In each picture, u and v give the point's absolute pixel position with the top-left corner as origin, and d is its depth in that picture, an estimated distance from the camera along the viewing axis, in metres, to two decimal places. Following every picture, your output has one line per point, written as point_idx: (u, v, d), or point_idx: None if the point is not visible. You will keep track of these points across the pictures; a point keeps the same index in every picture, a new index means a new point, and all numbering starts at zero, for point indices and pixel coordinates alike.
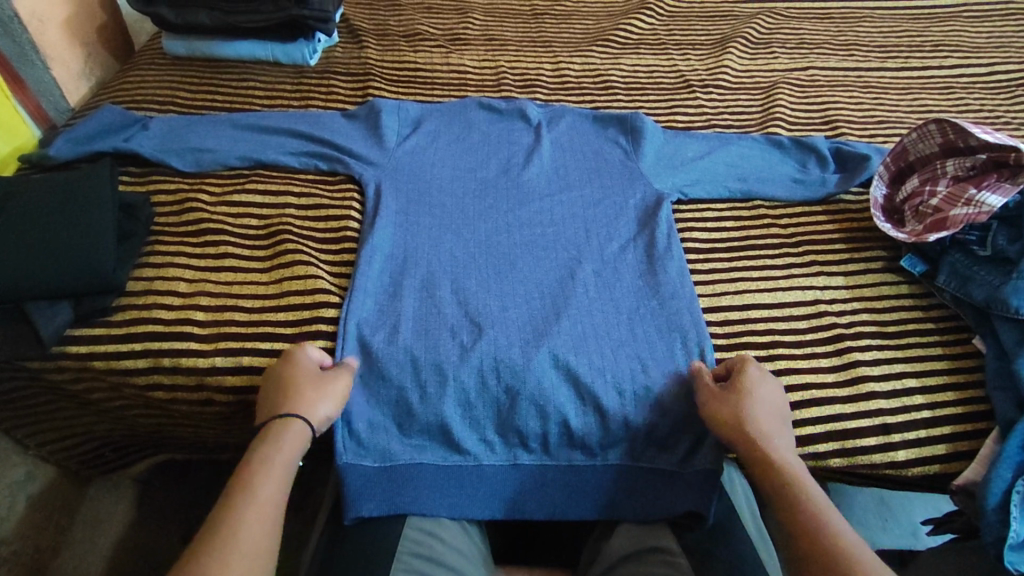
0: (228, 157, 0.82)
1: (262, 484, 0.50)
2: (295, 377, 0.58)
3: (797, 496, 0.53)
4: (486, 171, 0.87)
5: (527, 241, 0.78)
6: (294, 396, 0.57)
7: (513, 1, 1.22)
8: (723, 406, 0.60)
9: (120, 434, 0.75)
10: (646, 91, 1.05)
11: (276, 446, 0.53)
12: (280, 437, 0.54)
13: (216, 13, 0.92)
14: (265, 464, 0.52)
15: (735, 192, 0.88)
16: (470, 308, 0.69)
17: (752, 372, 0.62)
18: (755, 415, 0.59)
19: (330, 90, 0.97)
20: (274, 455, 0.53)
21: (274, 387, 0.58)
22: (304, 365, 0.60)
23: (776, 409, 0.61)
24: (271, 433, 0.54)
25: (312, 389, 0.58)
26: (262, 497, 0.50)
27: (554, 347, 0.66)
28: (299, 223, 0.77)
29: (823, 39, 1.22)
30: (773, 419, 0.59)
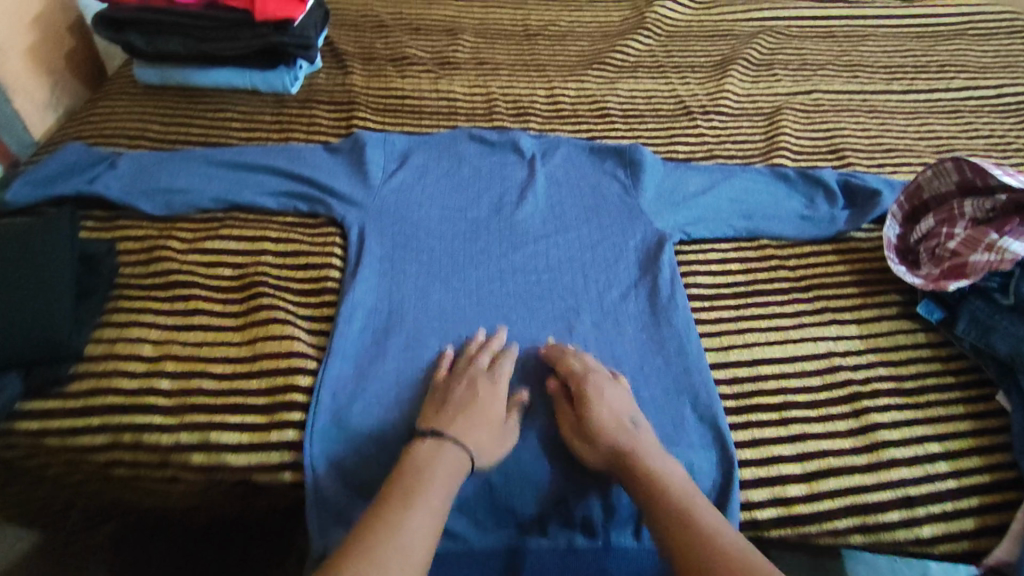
0: (201, 199, 0.77)
1: (422, 498, 0.51)
2: (491, 403, 0.60)
3: (668, 504, 0.52)
4: (478, 211, 0.83)
5: (519, 291, 0.74)
6: (481, 423, 0.58)
7: (504, 21, 1.18)
8: (584, 446, 0.59)
9: (83, 503, 0.70)
10: (645, 119, 1.00)
11: (443, 462, 0.54)
12: (453, 455, 0.55)
13: (191, 41, 0.86)
14: (427, 478, 0.53)
15: (740, 231, 0.84)
16: None
17: (582, 371, 0.62)
18: (598, 424, 0.58)
19: (312, 121, 0.92)
20: (438, 469, 0.54)
21: (466, 396, 0.60)
22: (500, 393, 0.62)
23: (627, 414, 0.59)
24: (444, 444, 0.56)
25: (496, 424, 0.59)
26: (421, 510, 0.50)
27: (536, 419, 0.63)
28: (275, 271, 0.72)
29: (826, 59, 1.18)
30: (619, 421, 0.58)
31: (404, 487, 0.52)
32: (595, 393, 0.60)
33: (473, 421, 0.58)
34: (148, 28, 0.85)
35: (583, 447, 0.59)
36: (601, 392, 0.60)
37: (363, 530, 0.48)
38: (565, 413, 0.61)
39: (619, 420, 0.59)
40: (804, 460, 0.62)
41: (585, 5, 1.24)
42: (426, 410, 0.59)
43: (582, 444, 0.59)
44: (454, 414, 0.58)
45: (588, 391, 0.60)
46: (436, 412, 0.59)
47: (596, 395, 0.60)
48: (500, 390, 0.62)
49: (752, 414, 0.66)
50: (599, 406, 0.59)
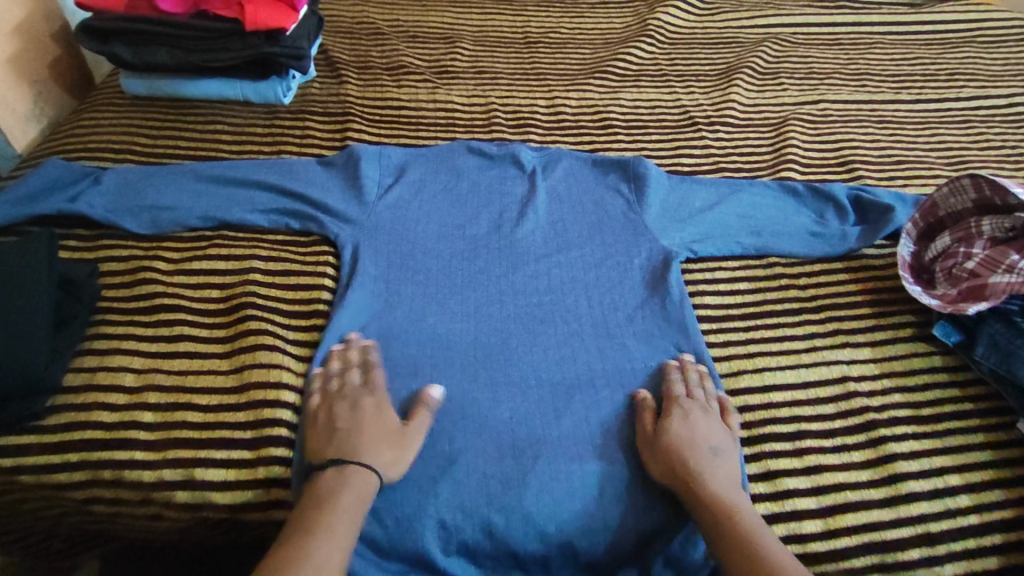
0: (189, 217, 0.74)
1: (325, 531, 0.50)
2: (380, 415, 0.58)
3: (733, 536, 0.52)
4: (477, 228, 0.80)
5: (521, 313, 0.71)
6: (379, 439, 0.56)
7: (504, 28, 1.15)
8: (655, 461, 0.59)
9: (64, 536, 0.67)
10: (648, 131, 0.98)
11: (346, 487, 0.53)
12: (354, 480, 0.53)
13: (179, 52, 0.83)
14: (333, 508, 0.52)
15: (749, 248, 0.81)
16: (457, 406, 0.62)
17: (681, 398, 0.62)
18: (676, 448, 0.58)
19: (306, 132, 0.89)
20: (342, 498, 0.52)
21: (350, 415, 0.57)
22: (385, 402, 0.59)
23: (715, 439, 0.59)
24: (345, 470, 0.54)
25: (393, 436, 0.57)
26: (326, 545, 0.49)
27: (555, 455, 0.60)
28: (264, 290, 0.69)
29: (833, 67, 1.15)
30: (703, 449, 0.58)
31: (310, 520, 0.51)
32: (684, 418, 0.60)
33: (367, 440, 0.56)
34: (134, 39, 0.82)
35: (654, 460, 0.59)
36: (690, 417, 0.61)
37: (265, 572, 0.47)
38: (645, 430, 0.61)
39: (702, 447, 0.59)
40: (819, 494, 0.60)
41: (586, 12, 1.21)
42: (311, 437, 0.56)
43: (653, 458, 0.59)
44: (348, 436, 0.56)
45: (677, 417, 0.61)
46: (325, 437, 0.56)
47: (685, 421, 0.60)
48: (383, 400, 0.59)
49: (762, 444, 0.63)
50: (684, 431, 0.59)
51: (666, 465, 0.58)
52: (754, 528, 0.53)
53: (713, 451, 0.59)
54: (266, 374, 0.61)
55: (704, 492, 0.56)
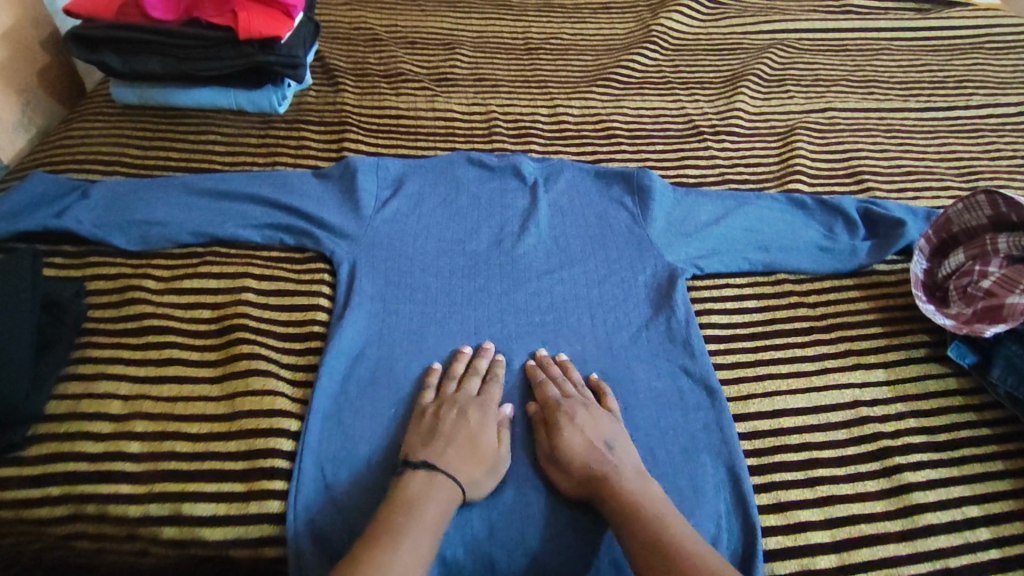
0: (180, 233, 0.72)
1: (411, 534, 0.50)
2: (484, 431, 0.59)
3: (643, 535, 0.51)
4: (477, 243, 0.77)
5: (522, 333, 0.69)
6: (474, 459, 0.56)
7: (504, 34, 1.12)
8: (557, 471, 0.58)
9: None
10: (652, 141, 0.96)
11: (439, 492, 0.53)
12: (440, 492, 0.53)
13: (170, 61, 0.81)
14: (418, 515, 0.51)
15: (756, 264, 0.79)
16: None
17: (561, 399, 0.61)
18: (572, 451, 0.57)
19: (301, 143, 0.87)
20: (429, 503, 0.52)
21: (456, 424, 0.58)
22: (492, 420, 0.60)
23: (608, 435, 0.59)
24: (433, 476, 0.54)
25: (489, 457, 0.57)
26: (411, 548, 0.49)
27: (540, 486, 0.59)
28: (257, 311, 0.67)
29: (839, 74, 1.12)
30: (593, 446, 0.57)
31: (394, 521, 0.51)
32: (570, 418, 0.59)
33: (470, 453, 0.56)
34: (124, 47, 0.80)
35: (554, 471, 0.58)
36: (574, 417, 0.59)
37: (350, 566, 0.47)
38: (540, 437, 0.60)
39: (595, 445, 0.58)
40: (832, 527, 0.58)
41: (588, 17, 1.19)
42: (414, 430, 0.58)
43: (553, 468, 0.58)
44: (447, 445, 0.57)
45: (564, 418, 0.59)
46: (425, 435, 0.57)
47: (571, 422, 0.59)
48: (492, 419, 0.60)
49: (770, 474, 0.61)
50: (573, 432, 0.58)
51: (572, 470, 0.57)
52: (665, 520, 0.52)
53: (607, 446, 0.58)
54: (258, 402, 0.59)
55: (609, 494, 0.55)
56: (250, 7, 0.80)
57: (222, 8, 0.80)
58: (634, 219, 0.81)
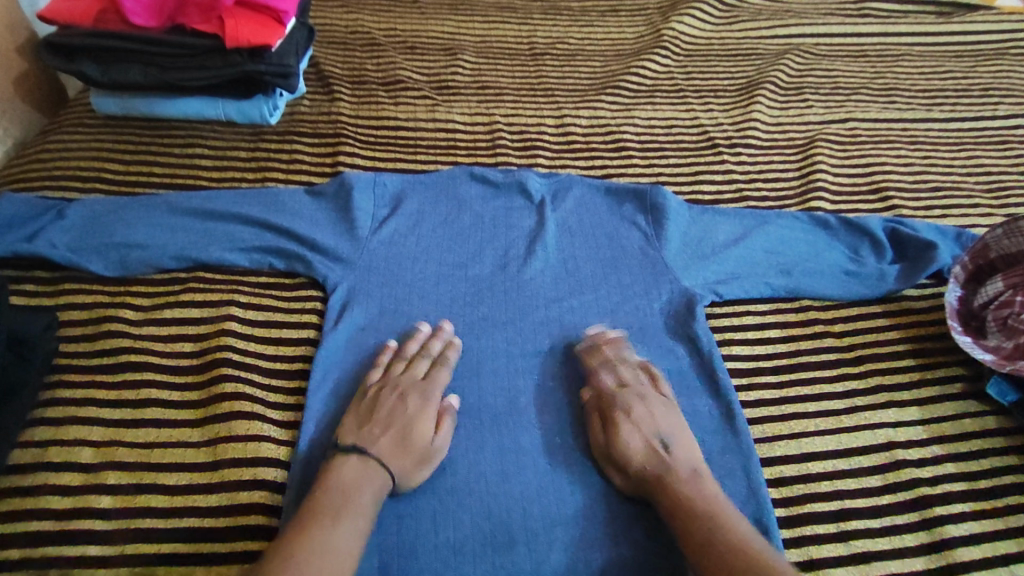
0: (161, 258, 0.67)
1: (342, 522, 0.49)
2: (419, 414, 0.58)
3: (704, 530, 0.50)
4: (480, 267, 0.73)
5: (529, 366, 0.66)
6: (411, 446, 0.56)
7: (508, 38, 1.07)
8: (612, 461, 0.58)
9: None
10: (664, 153, 0.91)
11: (368, 483, 0.53)
12: (375, 484, 0.53)
13: (153, 70, 0.76)
14: (350, 502, 0.51)
15: (780, 289, 0.74)
16: (461, 484, 0.58)
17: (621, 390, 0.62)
18: (628, 448, 0.57)
19: (293, 157, 0.82)
20: (361, 493, 0.52)
21: (392, 409, 0.58)
22: (432, 403, 0.60)
23: (664, 431, 0.58)
24: (367, 467, 0.53)
25: (422, 447, 0.56)
26: (343, 535, 0.48)
27: (568, 523, 0.57)
28: (242, 343, 0.64)
29: (859, 82, 1.07)
30: (650, 443, 0.58)
31: (326, 509, 0.50)
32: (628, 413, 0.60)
33: (399, 443, 0.56)
34: (103, 55, 0.75)
35: (609, 460, 0.59)
36: (631, 412, 0.60)
37: (280, 551, 0.46)
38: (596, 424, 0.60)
39: (649, 441, 0.58)
40: None
41: (596, 20, 1.14)
42: (353, 412, 0.58)
43: (608, 456, 0.59)
44: (376, 435, 0.56)
45: (619, 412, 0.60)
46: (361, 419, 0.57)
47: (628, 417, 0.59)
48: (432, 400, 0.60)
49: (801, 527, 0.57)
50: (630, 429, 0.58)
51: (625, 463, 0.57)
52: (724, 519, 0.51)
53: (662, 443, 0.58)
54: (243, 450, 0.55)
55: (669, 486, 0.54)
56: (237, 13, 0.75)
57: (207, 14, 0.74)
58: (646, 242, 0.76)
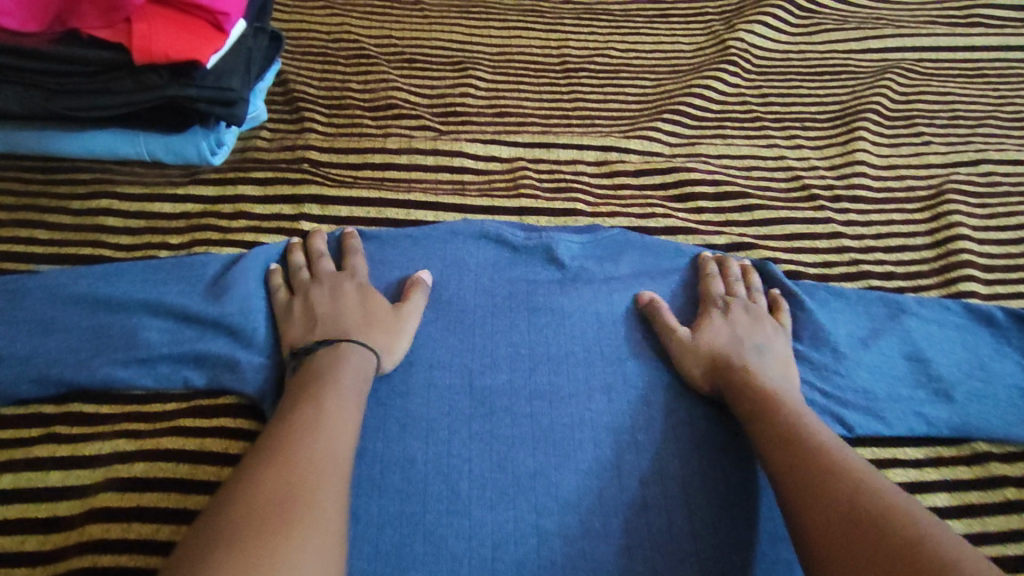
0: (18, 381, 0.46)
1: (330, 404, 0.42)
2: (362, 295, 0.51)
3: (781, 431, 0.43)
4: (499, 380, 0.51)
5: (571, 562, 0.44)
6: (371, 321, 0.49)
7: (533, 49, 0.84)
8: (691, 358, 0.51)
9: None
10: (746, 203, 0.67)
11: (345, 362, 0.45)
12: (352, 359, 0.46)
13: (36, 95, 0.54)
14: (331, 384, 0.43)
15: (939, 424, 0.51)
16: None
17: (720, 298, 0.55)
18: (719, 349, 0.51)
19: (238, 209, 0.60)
20: (342, 373, 0.44)
21: (332, 299, 0.50)
22: (367, 285, 0.52)
23: (761, 337, 0.52)
24: (338, 348, 0.46)
25: (387, 318, 0.50)
26: (336, 419, 0.41)
27: None
28: (118, 527, 0.41)
29: (982, 109, 0.84)
30: (741, 343, 0.51)
31: (306, 395, 0.42)
32: (722, 318, 0.53)
33: (359, 322, 0.49)
34: None
35: (688, 359, 0.51)
36: (729, 315, 0.53)
37: (272, 439, 0.39)
38: (668, 324, 0.53)
39: (743, 345, 0.51)
40: None
41: (642, 26, 0.90)
42: (286, 328, 0.49)
43: (688, 356, 0.51)
44: (333, 321, 0.48)
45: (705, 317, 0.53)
46: (302, 324, 0.49)
47: (722, 318, 0.53)
48: (365, 285, 0.52)
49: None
50: (716, 329, 0.52)
51: (706, 366, 0.50)
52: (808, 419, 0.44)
53: (757, 349, 0.51)
54: None
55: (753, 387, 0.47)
56: (150, 14, 0.52)
57: (109, 17, 0.51)
58: None
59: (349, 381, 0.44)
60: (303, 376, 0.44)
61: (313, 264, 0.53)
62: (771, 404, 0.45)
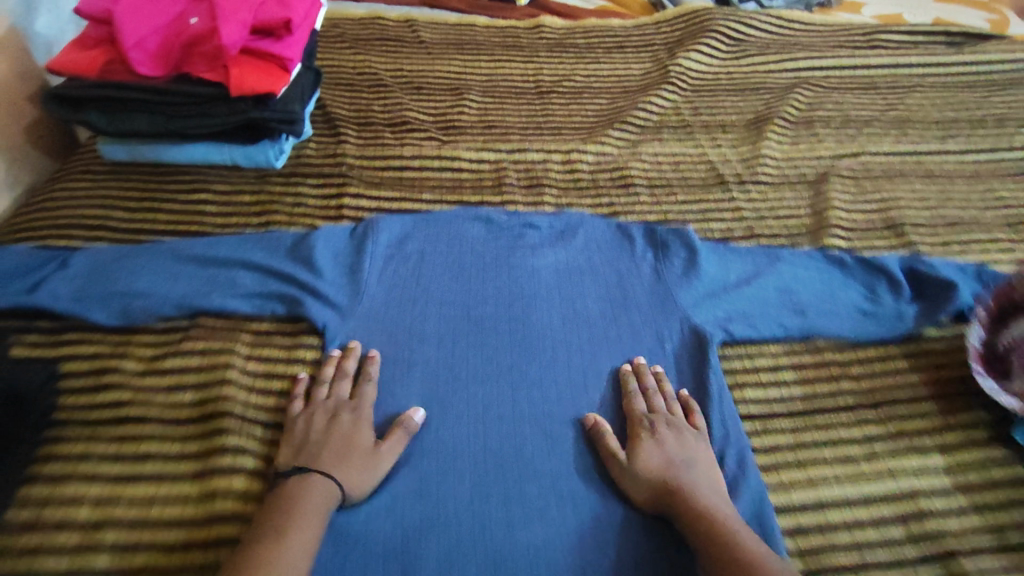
0: (164, 306, 0.66)
1: (290, 538, 0.51)
2: (355, 429, 0.60)
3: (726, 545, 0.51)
4: (485, 308, 0.73)
5: (534, 413, 0.64)
6: (348, 454, 0.58)
7: (515, 76, 1.08)
8: (628, 481, 0.59)
9: None
10: (673, 190, 0.90)
11: (309, 492, 0.54)
12: (316, 488, 0.54)
13: (159, 119, 0.76)
14: (295, 518, 0.52)
15: (793, 329, 0.72)
16: (479, 544, 0.56)
17: (644, 417, 0.63)
18: (652, 468, 0.58)
19: (297, 200, 0.83)
20: (307, 506, 0.53)
21: (324, 427, 0.60)
22: (364, 418, 0.61)
23: (693, 456, 0.60)
24: (306, 476, 0.55)
25: (361, 453, 0.58)
26: (291, 548, 0.50)
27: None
28: (243, 397, 0.63)
29: (869, 115, 1.06)
30: (670, 459, 0.59)
31: (273, 527, 0.51)
32: (670, 429, 0.62)
33: (341, 454, 0.58)
34: (110, 106, 0.75)
35: (631, 482, 0.58)
36: (657, 434, 0.61)
37: (235, 574, 0.46)
38: (609, 448, 0.61)
39: (675, 461, 0.59)
40: None
41: (601, 57, 1.14)
42: (284, 444, 0.59)
43: (630, 479, 0.59)
44: (315, 450, 0.58)
45: (643, 434, 0.62)
46: (296, 445, 0.59)
47: (651, 439, 0.61)
48: (361, 415, 0.61)
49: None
50: (650, 450, 0.60)
51: (646, 483, 0.58)
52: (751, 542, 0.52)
53: (684, 464, 0.59)
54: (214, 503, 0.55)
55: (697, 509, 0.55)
56: (241, 61, 0.75)
57: (213, 64, 0.74)
58: (659, 268, 0.77)
59: (310, 511, 0.53)
60: (270, 507, 0.53)
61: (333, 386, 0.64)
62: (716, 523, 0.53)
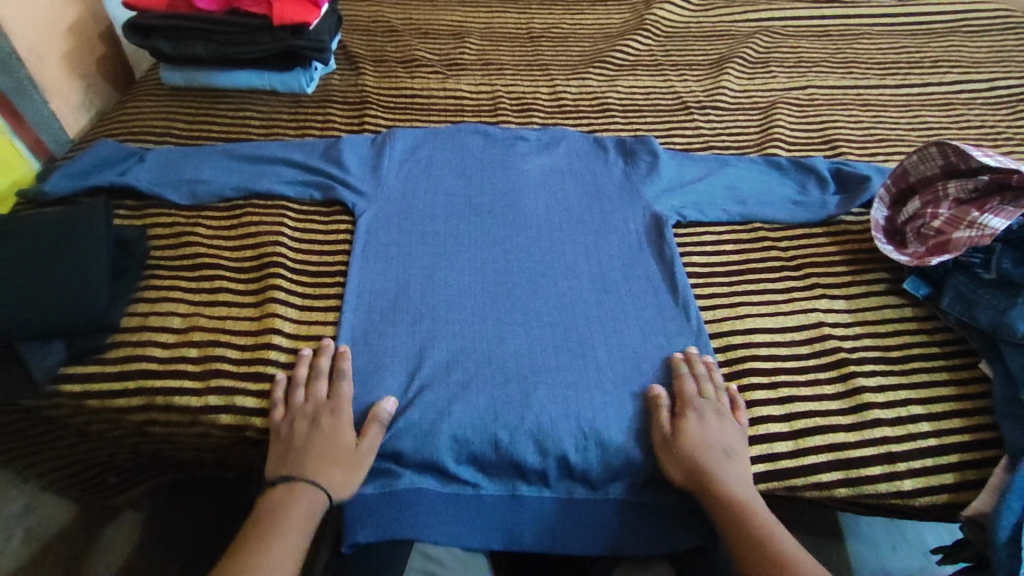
0: (223, 189, 0.82)
1: (274, 545, 0.56)
2: (337, 430, 0.62)
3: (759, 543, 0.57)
4: (483, 198, 0.87)
5: (521, 270, 0.78)
6: (330, 458, 0.61)
7: (510, 24, 1.23)
8: (672, 464, 0.63)
9: (120, 457, 0.76)
10: (643, 114, 1.06)
11: (297, 501, 0.59)
12: (304, 496, 0.59)
13: (213, 45, 0.92)
14: (281, 525, 0.58)
15: (735, 215, 0.87)
16: (478, 353, 0.70)
17: (694, 398, 0.66)
18: (694, 450, 0.62)
19: (326, 117, 0.99)
20: (294, 513, 0.58)
21: (309, 430, 0.62)
22: (345, 418, 0.63)
23: (733, 443, 0.63)
24: (294, 483, 0.60)
25: (344, 453, 0.62)
26: (275, 556, 0.56)
27: (568, 386, 0.68)
28: (292, 252, 0.79)
29: (820, 57, 1.22)
30: (715, 445, 0.63)
31: (261, 533, 0.57)
32: (714, 414, 0.65)
33: (325, 458, 0.61)
34: (174, 34, 0.91)
35: (671, 462, 0.63)
36: (704, 419, 0.64)
37: None
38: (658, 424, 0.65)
39: (718, 448, 0.62)
40: (791, 420, 0.68)
41: (586, 9, 1.29)
42: (272, 448, 0.63)
43: (671, 460, 0.63)
44: (299, 454, 0.61)
45: (693, 416, 0.64)
46: (284, 448, 0.62)
47: (698, 420, 0.64)
48: (340, 414, 0.63)
49: (755, 409, 0.68)
50: (698, 431, 0.63)
51: (685, 464, 0.62)
52: (782, 540, 0.57)
53: (726, 453, 0.62)
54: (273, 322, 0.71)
55: (731, 501, 0.59)
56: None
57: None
58: (630, 171, 0.91)
59: (296, 515, 0.58)
60: (261, 513, 0.59)
61: (314, 382, 0.66)
62: (746, 515, 0.59)
